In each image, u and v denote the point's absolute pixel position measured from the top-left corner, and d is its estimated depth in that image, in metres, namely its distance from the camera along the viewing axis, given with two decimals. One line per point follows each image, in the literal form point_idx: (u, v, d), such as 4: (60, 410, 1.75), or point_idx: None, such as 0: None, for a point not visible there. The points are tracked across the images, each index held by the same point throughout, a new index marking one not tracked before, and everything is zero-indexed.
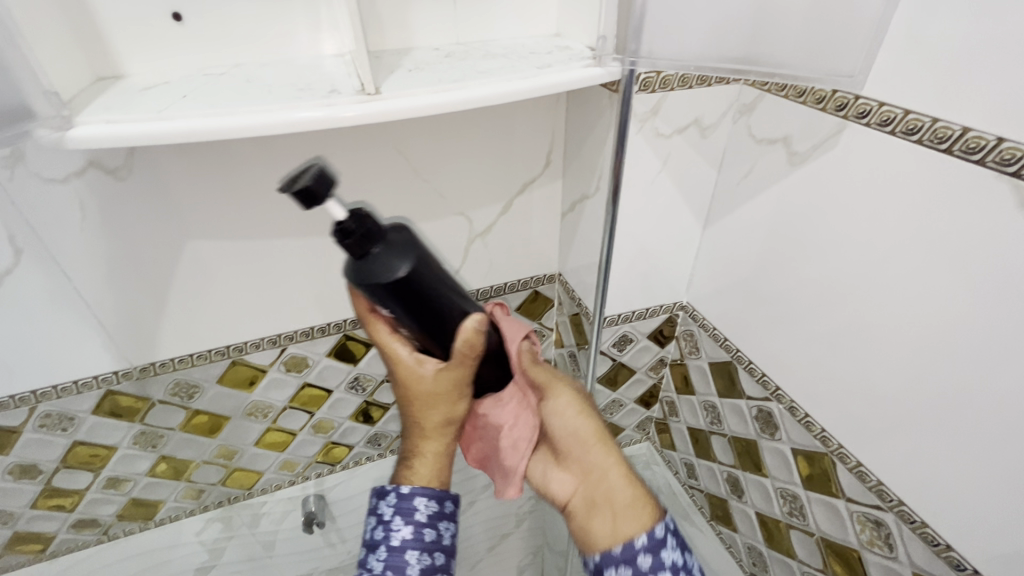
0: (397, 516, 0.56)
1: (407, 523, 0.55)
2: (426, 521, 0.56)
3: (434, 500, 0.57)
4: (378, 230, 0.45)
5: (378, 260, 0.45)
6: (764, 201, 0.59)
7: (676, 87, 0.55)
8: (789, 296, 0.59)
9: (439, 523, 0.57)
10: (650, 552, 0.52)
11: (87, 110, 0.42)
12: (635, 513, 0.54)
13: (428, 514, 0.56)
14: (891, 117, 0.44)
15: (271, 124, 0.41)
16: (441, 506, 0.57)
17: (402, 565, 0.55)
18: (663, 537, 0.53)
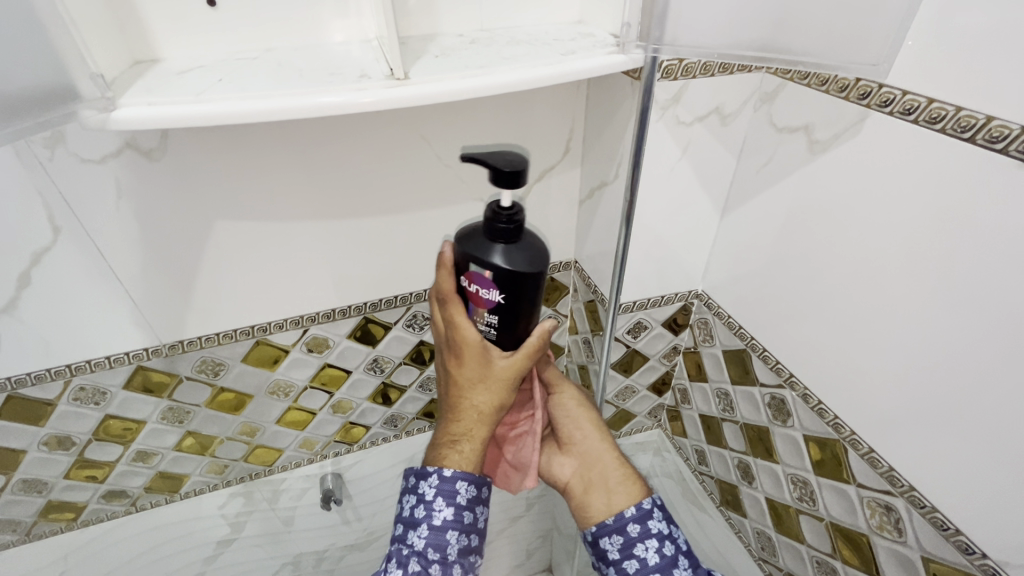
0: (439, 498, 0.58)
1: (448, 505, 0.58)
2: (465, 505, 0.59)
3: (473, 485, 0.59)
4: (507, 229, 0.52)
5: (489, 250, 0.53)
6: (783, 190, 0.59)
7: (698, 75, 0.56)
8: (805, 285, 0.59)
9: (477, 507, 0.60)
10: (639, 521, 0.60)
11: (129, 91, 0.43)
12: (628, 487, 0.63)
13: (467, 498, 0.59)
14: (914, 105, 0.44)
15: (303, 108, 0.43)
16: (479, 491, 0.60)
17: (442, 543, 0.58)
18: (650, 509, 0.61)
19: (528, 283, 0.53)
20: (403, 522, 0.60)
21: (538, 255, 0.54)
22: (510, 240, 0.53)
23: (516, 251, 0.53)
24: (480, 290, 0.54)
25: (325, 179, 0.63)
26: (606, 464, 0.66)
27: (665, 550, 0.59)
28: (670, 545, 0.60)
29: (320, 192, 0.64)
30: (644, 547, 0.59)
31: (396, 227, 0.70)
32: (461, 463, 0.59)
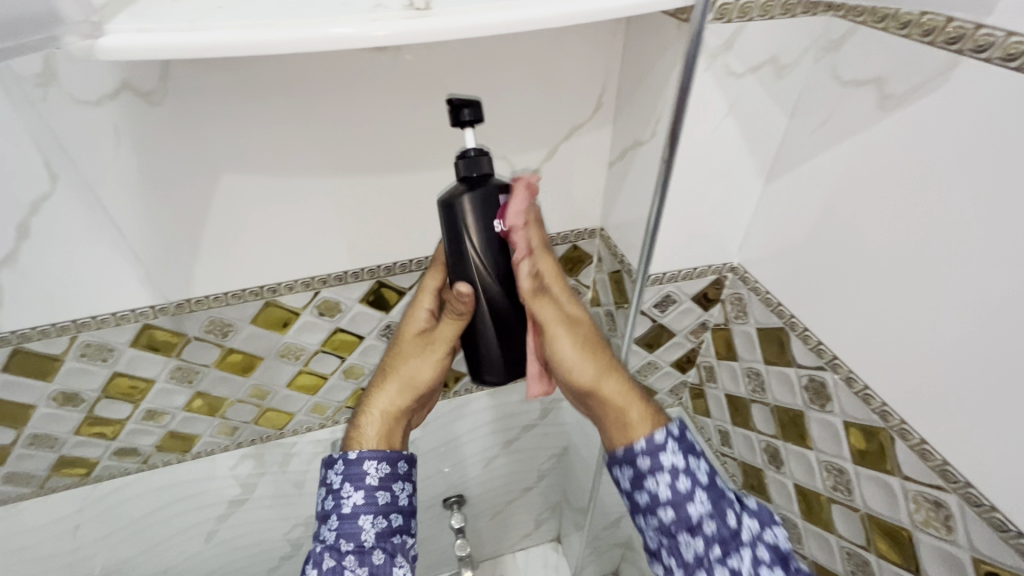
0: (347, 483, 0.58)
1: (357, 489, 0.57)
2: (377, 484, 0.58)
3: (385, 463, 0.59)
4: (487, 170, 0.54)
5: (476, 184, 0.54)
6: (841, 153, 0.53)
7: (755, 18, 0.49)
8: (859, 260, 0.54)
9: (393, 485, 0.59)
10: (649, 454, 0.56)
11: (117, 17, 0.38)
12: (639, 415, 0.57)
13: (379, 476, 0.58)
14: (1020, 50, 0.37)
15: (310, 40, 0.38)
16: (394, 468, 0.59)
17: (356, 531, 0.57)
18: (662, 443, 0.55)
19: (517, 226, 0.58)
20: (319, 519, 0.59)
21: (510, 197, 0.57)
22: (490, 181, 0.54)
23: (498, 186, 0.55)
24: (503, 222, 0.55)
25: (337, 129, 0.58)
26: (614, 392, 0.58)
27: (678, 485, 0.55)
28: (683, 479, 0.55)
29: (331, 144, 0.59)
30: (654, 479, 0.56)
31: (413, 186, 0.65)
32: (370, 442, 0.60)
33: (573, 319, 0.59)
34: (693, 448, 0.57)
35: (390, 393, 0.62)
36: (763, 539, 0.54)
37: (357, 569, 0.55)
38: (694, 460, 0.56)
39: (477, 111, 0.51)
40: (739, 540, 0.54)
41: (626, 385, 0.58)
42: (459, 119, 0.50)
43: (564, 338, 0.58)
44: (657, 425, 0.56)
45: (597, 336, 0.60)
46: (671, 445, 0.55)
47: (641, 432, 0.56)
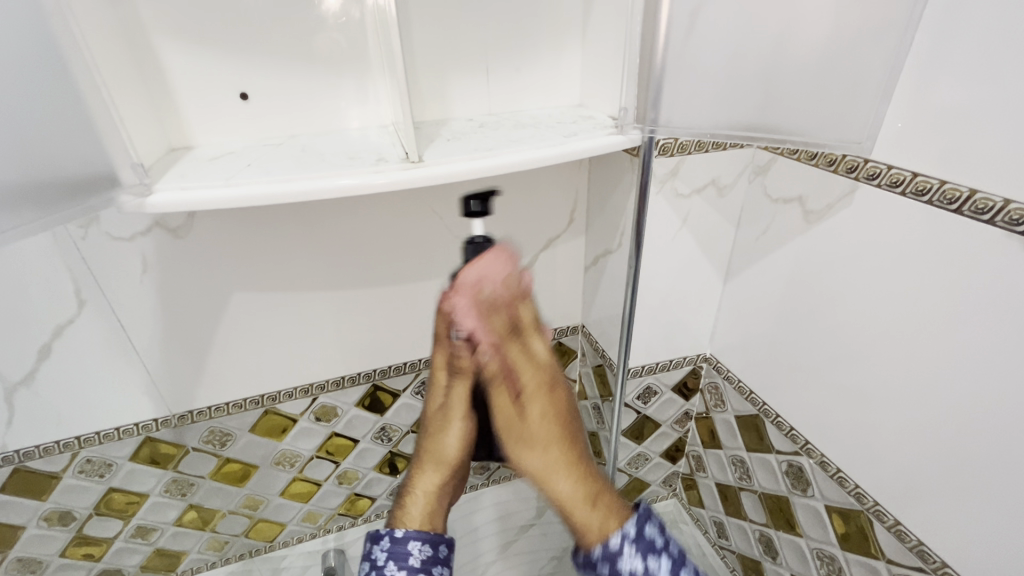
0: (389, 562, 0.54)
1: (400, 570, 0.54)
2: (419, 567, 0.54)
3: (429, 544, 0.56)
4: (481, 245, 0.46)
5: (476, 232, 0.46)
6: (782, 257, 0.61)
7: (693, 151, 0.59)
8: (812, 349, 0.60)
9: (433, 570, 0.55)
10: (608, 561, 0.53)
11: (164, 178, 0.47)
12: (603, 510, 0.53)
13: (422, 559, 0.55)
14: (900, 179, 0.46)
15: (322, 191, 0.46)
16: (435, 551, 0.56)
17: None
18: (619, 551, 0.53)
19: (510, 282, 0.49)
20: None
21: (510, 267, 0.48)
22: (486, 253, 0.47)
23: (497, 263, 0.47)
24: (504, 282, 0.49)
25: (339, 250, 0.65)
26: (564, 491, 0.51)
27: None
28: None
29: (333, 264, 0.66)
30: None
31: (407, 295, 0.72)
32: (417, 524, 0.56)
33: (524, 421, 0.49)
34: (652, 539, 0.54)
35: (426, 473, 0.56)
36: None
37: None
38: (657, 540, 0.54)
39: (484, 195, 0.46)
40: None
41: (588, 491, 0.52)
42: (467, 210, 0.46)
43: (535, 404, 0.49)
44: (615, 527, 0.53)
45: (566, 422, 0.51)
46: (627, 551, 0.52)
47: (594, 539, 0.53)
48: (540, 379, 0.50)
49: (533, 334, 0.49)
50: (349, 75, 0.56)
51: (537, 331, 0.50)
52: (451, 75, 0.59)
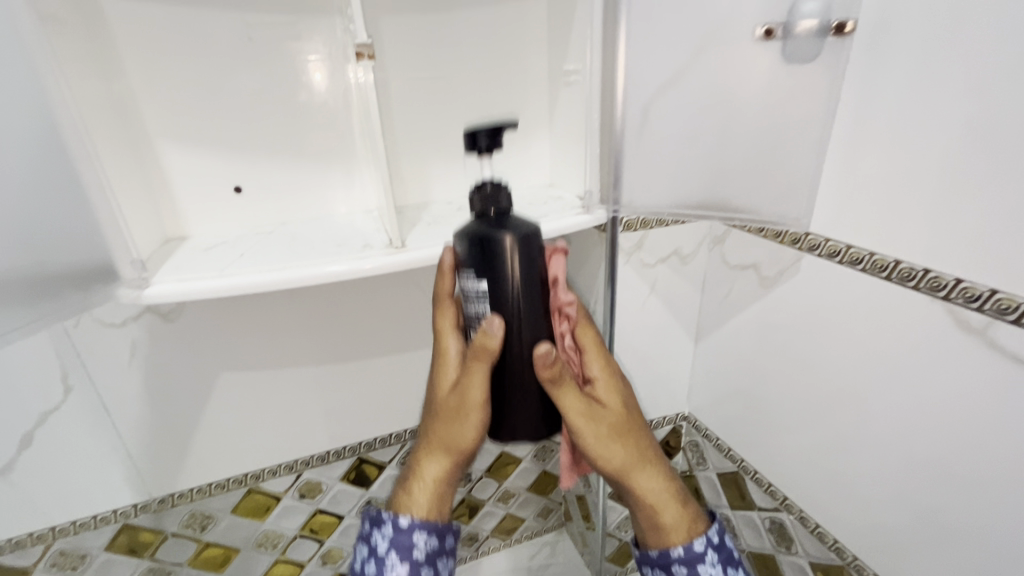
0: (392, 551, 0.50)
1: (404, 560, 0.50)
2: (423, 559, 0.51)
3: (434, 535, 0.51)
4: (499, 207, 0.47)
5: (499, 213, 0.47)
6: (745, 319, 0.65)
7: (655, 226, 0.65)
8: (780, 406, 0.63)
9: (439, 561, 0.52)
10: (687, 565, 0.50)
11: (161, 270, 0.49)
12: (676, 508, 0.51)
13: (427, 552, 0.51)
14: (837, 250, 0.52)
15: (312, 278, 0.49)
16: (442, 543, 0.52)
17: None
18: (702, 552, 0.50)
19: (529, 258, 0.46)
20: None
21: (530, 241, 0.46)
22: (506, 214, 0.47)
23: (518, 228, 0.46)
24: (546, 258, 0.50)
25: (325, 327, 0.68)
26: (653, 488, 0.50)
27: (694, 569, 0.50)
28: None
29: (320, 340, 0.68)
30: None
31: (392, 367, 0.74)
32: (417, 507, 0.51)
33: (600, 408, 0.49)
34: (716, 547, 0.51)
35: (436, 458, 0.51)
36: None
37: None
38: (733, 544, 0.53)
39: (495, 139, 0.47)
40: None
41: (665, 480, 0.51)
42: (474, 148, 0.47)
43: (602, 390, 0.50)
44: (682, 515, 0.51)
45: (625, 423, 0.50)
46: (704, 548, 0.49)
47: (677, 539, 0.50)
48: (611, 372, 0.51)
49: (595, 353, 0.51)
50: (337, 167, 0.61)
51: (602, 350, 0.51)
52: (430, 162, 0.63)
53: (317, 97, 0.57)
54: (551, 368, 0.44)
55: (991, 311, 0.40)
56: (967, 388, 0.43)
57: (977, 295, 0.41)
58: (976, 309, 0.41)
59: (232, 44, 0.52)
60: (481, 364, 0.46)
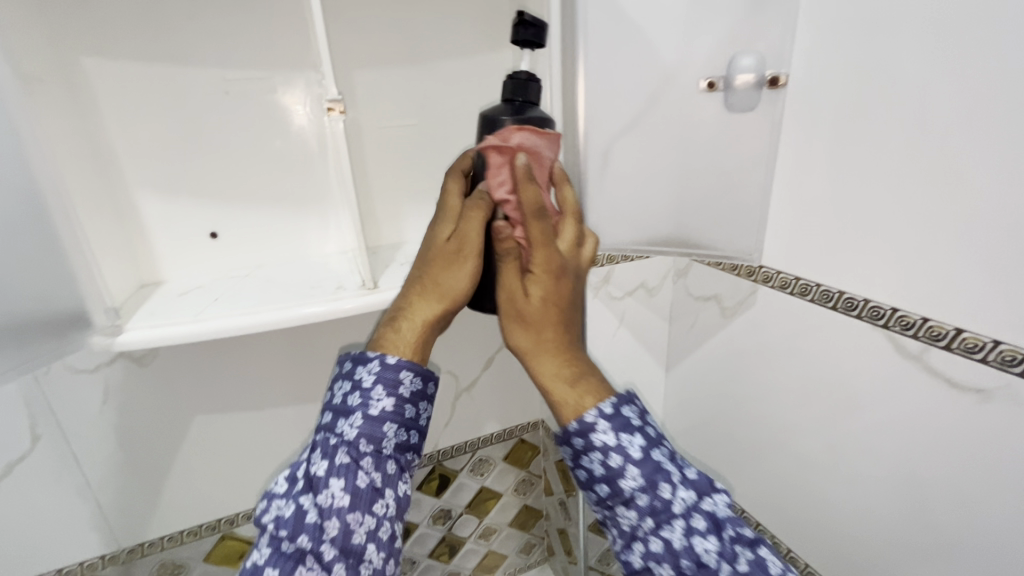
0: (378, 386, 0.43)
1: (390, 395, 0.43)
2: (410, 398, 0.44)
3: (422, 376, 0.45)
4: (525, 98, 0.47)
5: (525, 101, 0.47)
6: (709, 348, 0.68)
7: (621, 262, 0.67)
8: (748, 432, 0.65)
9: (423, 404, 0.46)
10: (582, 436, 0.43)
11: (134, 316, 0.50)
12: (582, 391, 0.44)
13: (412, 391, 0.45)
14: (787, 282, 0.55)
15: (286, 320, 0.50)
16: (425, 387, 0.46)
17: (376, 438, 0.43)
18: (593, 423, 0.43)
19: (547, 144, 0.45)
20: (310, 447, 0.44)
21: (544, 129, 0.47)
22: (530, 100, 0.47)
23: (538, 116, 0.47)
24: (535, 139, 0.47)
25: (301, 366, 0.69)
26: (547, 372, 0.45)
27: (608, 462, 0.43)
28: (617, 457, 0.42)
29: (296, 380, 0.69)
30: (587, 459, 0.43)
31: None
32: (402, 349, 0.45)
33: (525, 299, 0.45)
34: (631, 423, 0.43)
35: (421, 296, 0.45)
36: (701, 507, 0.41)
37: (372, 474, 0.43)
38: (654, 428, 0.45)
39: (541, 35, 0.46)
40: (672, 512, 0.41)
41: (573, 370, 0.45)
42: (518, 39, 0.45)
43: (536, 285, 0.45)
44: (593, 403, 0.44)
45: (556, 306, 0.45)
46: (603, 424, 0.43)
47: (569, 416, 0.44)
48: (555, 264, 0.45)
49: (541, 246, 0.44)
50: (312, 211, 0.63)
51: (547, 243, 0.44)
52: (404, 204, 0.66)
53: (292, 145, 0.59)
54: (532, 225, 0.43)
55: (925, 337, 0.43)
56: (910, 410, 0.45)
57: (912, 323, 0.44)
58: (912, 335, 0.44)
59: (208, 97, 0.54)
60: (479, 215, 0.44)
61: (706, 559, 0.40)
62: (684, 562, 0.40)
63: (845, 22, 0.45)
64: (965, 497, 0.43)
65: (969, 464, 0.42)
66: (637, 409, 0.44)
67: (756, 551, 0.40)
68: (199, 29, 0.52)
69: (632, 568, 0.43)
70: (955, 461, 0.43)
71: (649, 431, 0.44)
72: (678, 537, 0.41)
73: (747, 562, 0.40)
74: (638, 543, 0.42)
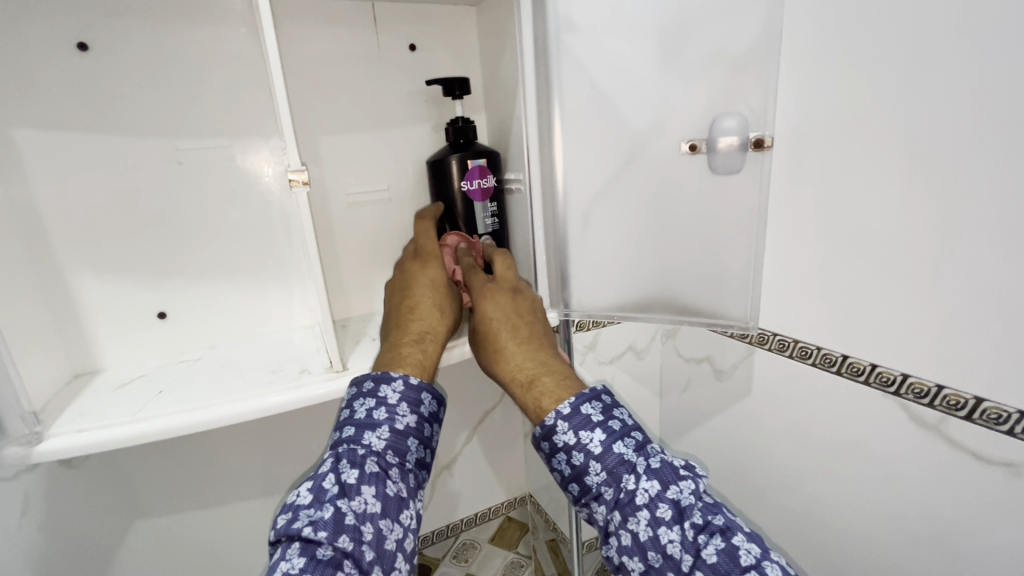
0: (403, 402, 0.43)
1: (413, 411, 0.43)
2: (428, 418, 0.45)
3: (435, 399, 0.46)
4: (466, 139, 0.57)
5: (466, 142, 0.57)
6: (704, 412, 0.65)
7: (607, 325, 0.65)
8: (752, 502, 0.61)
9: (434, 425, 0.46)
10: (552, 436, 0.43)
11: (60, 419, 0.43)
12: (539, 394, 0.45)
13: (427, 411, 0.45)
14: (785, 344, 0.52)
15: (240, 413, 0.44)
16: (436, 410, 0.46)
17: (402, 452, 0.42)
18: (555, 423, 0.43)
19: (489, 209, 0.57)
20: (327, 458, 0.40)
21: (483, 167, 0.56)
22: (472, 142, 0.57)
23: (474, 152, 0.56)
24: (478, 181, 0.56)
25: (262, 455, 0.62)
26: (527, 369, 0.46)
27: (572, 461, 0.43)
28: (579, 455, 0.42)
29: (256, 471, 0.63)
30: (555, 459, 0.44)
31: None
32: (409, 363, 0.45)
33: (497, 308, 0.49)
34: (590, 420, 0.43)
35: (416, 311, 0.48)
36: (666, 496, 0.39)
37: (400, 484, 0.41)
38: (621, 421, 0.43)
39: (466, 85, 0.56)
40: (636, 504, 0.40)
41: (546, 363, 0.46)
42: (451, 94, 0.56)
43: (505, 299, 0.49)
44: (550, 403, 0.44)
45: (524, 314, 0.49)
46: (562, 425, 0.42)
47: (551, 405, 0.44)
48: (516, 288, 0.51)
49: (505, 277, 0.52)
50: (276, 285, 0.58)
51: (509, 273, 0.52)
52: (377, 273, 0.62)
53: (254, 217, 0.55)
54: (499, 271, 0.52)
55: (943, 407, 0.40)
56: (931, 483, 0.42)
57: (925, 390, 0.41)
58: (927, 404, 0.41)
59: (160, 171, 0.50)
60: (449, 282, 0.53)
61: (670, 549, 0.38)
62: (650, 554, 0.39)
63: (825, 87, 0.44)
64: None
65: (999, 541, 0.39)
66: (599, 405, 0.43)
67: (730, 537, 0.38)
68: (151, 101, 0.49)
69: (613, 563, 0.42)
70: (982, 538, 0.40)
71: (612, 425, 0.43)
72: (644, 529, 0.39)
73: (717, 551, 0.37)
74: (612, 538, 0.42)
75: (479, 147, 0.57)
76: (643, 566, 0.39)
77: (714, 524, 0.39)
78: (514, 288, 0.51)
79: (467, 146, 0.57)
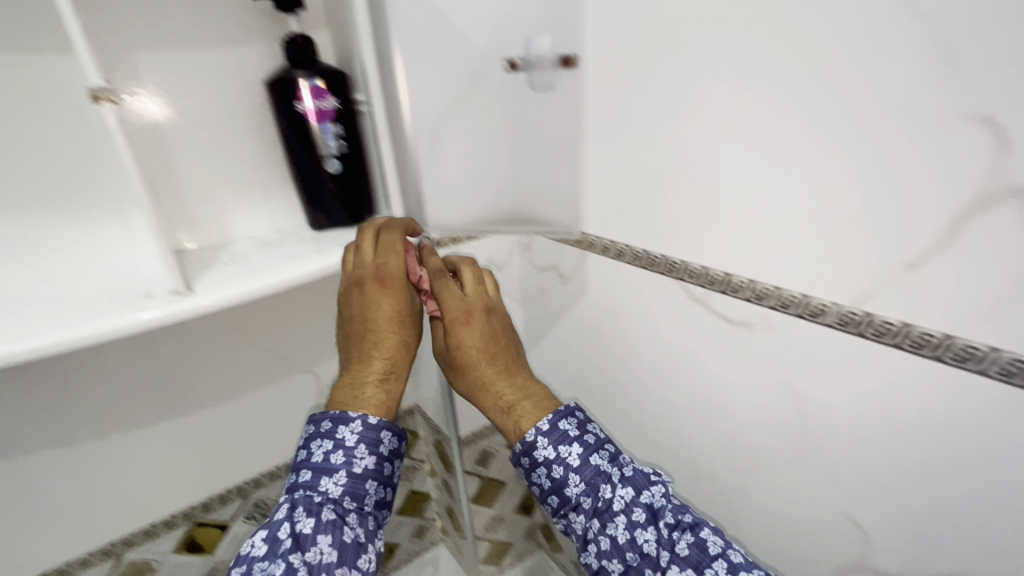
0: (362, 445, 0.45)
1: (372, 452, 0.46)
2: (389, 456, 0.47)
3: (398, 437, 0.48)
4: (308, 57, 0.56)
5: (307, 60, 0.56)
6: (556, 315, 0.72)
7: (465, 243, 0.68)
8: (596, 387, 0.71)
9: (397, 462, 0.49)
10: (533, 456, 0.48)
11: None
12: (520, 415, 0.49)
13: (389, 450, 0.47)
14: (607, 246, 0.59)
15: (73, 339, 0.44)
16: (400, 447, 0.48)
17: (359, 494, 0.45)
18: (534, 443, 0.47)
19: (338, 130, 0.57)
20: (282, 507, 0.43)
21: (328, 87, 0.56)
22: (314, 61, 0.56)
23: (315, 70, 0.56)
24: (323, 101, 0.56)
25: (124, 390, 0.60)
26: (507, 392, 0.50)
27: (553, 474, 0.47)
28: (559, 469, 0.46)
29: (120, 406, 0.61)
30: (535, 475, 0.48)
31: (216, 419, 0.68)
32: (377, 405, 0.47)
33: (473, 334, 0.51)
34: (568, 434, 0.47)
35: (383, 347, 0.48)
36: (640, 501, 0.44)
37: (358, 528, 0.44)
38: (595, 435, 0.48)
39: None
40: (614, 510, 0.44)
41: (522, 385, 0.51)
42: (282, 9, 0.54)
43: (477, 323, 0.52)
44: (530, 423, 0.48)
45: (497, 333, 0.52)
46: (541, 441, 0.47)
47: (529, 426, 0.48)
48: (486, 306, 0.53)
49: (476, 295, 0.53)
50: (111, 213, 0.56)
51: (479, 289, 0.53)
52: (227, 199, 0.61)
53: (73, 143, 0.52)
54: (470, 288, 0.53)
55: (706, 284, 0.49)
56: (888, 429, 0.40)
57: (697, 272, 0.50)
58: (698, 283, 0.50)
59: None
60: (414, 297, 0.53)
61: (648, 549, 0.42)
62: (630, 556, 0.43)
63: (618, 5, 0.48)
64: (819, 479, 0.46)
65: (875, 451, 0.41)
66: (575, 421, 0.48)
67: (698, 531, 0.42)
68: None
69: (592, 568, 0.45)
70: (933, 490, 0.39)
71: (588, 438, 0.47)
72: (622, 533, 0.44)
73: (688, 545, 0.41)
74: (591, 544, 0.45)
75: (321, 66, 0.56)
76: (622, 567, 0.43)
77: (684, 521, 0.43)
78: (485, 306, 0.53)
79: (308, 65, 0.56)
